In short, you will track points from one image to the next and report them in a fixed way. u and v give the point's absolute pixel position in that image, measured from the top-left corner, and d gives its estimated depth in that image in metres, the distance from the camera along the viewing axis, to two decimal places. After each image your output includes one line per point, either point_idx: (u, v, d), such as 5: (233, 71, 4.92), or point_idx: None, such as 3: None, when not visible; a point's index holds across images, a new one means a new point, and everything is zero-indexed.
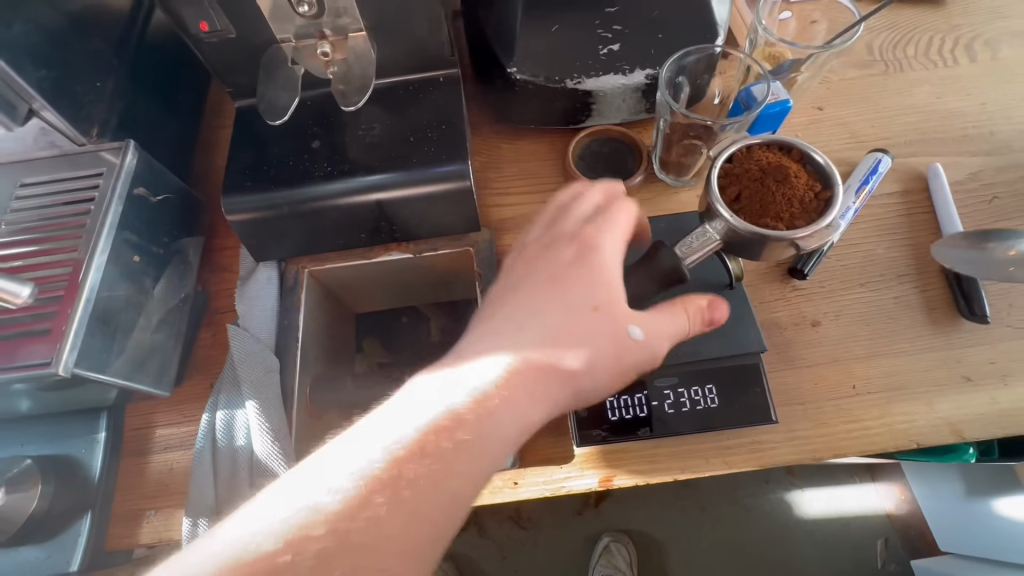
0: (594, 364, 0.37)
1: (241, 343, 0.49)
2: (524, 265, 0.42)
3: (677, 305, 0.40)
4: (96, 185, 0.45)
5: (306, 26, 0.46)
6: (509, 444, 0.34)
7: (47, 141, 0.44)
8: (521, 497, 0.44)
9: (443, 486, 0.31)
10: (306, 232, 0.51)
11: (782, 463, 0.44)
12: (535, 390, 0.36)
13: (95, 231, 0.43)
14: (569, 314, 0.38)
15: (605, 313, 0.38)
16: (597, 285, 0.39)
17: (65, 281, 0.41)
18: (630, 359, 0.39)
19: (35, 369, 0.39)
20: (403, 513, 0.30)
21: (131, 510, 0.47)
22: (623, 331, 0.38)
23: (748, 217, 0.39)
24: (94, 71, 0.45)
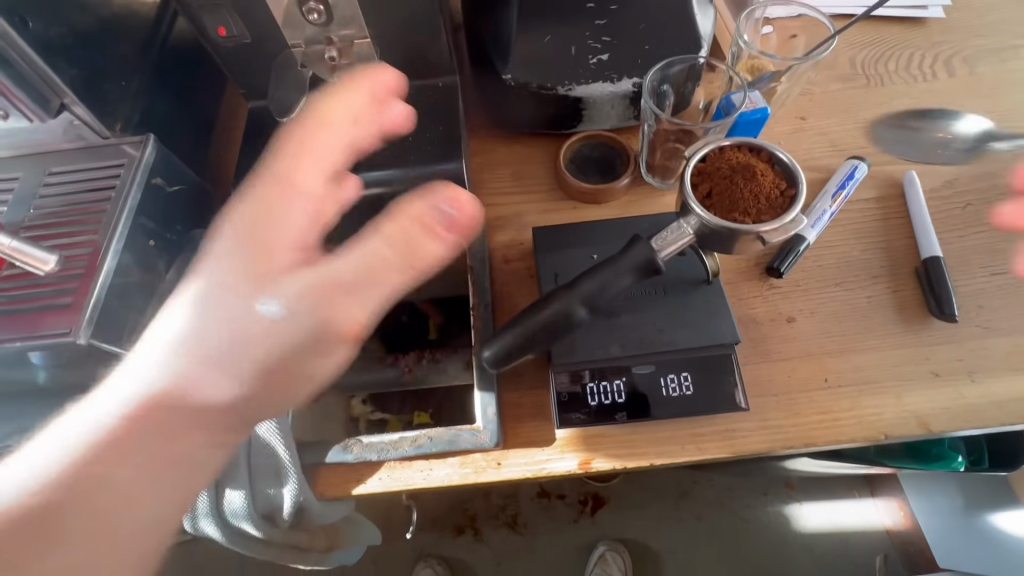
0: (233, 354, 0.39)
1: None
2: (242, 212, 0.43)
3: (415, 218, 0.40)
4: (117, 175, 0.48)
5: (315, 34, 0.51)
6: (201, 446, 0.38)
7: (74, 134, 0.48)
8: (503, 477, 0.46)
9: (147, 461, 0.36)
10: None
11: (755, 451, 0.46)
12: (182, 390, 0.38)
13: (114, 215, 0.47)
14: (223, 308, 0.40)
15: (244, 294, 0.39)
16: (267, 232, 0.41)
17: (86, 261, 0.45)
18: (272, 340, 0.40)
19: (56, 338, 0.42)
20: (81, 521, 0.33)
21: None
22: (242, 319, 0.39)
23: (718, 213, 0.42)
24: (120, 71, 0.49)
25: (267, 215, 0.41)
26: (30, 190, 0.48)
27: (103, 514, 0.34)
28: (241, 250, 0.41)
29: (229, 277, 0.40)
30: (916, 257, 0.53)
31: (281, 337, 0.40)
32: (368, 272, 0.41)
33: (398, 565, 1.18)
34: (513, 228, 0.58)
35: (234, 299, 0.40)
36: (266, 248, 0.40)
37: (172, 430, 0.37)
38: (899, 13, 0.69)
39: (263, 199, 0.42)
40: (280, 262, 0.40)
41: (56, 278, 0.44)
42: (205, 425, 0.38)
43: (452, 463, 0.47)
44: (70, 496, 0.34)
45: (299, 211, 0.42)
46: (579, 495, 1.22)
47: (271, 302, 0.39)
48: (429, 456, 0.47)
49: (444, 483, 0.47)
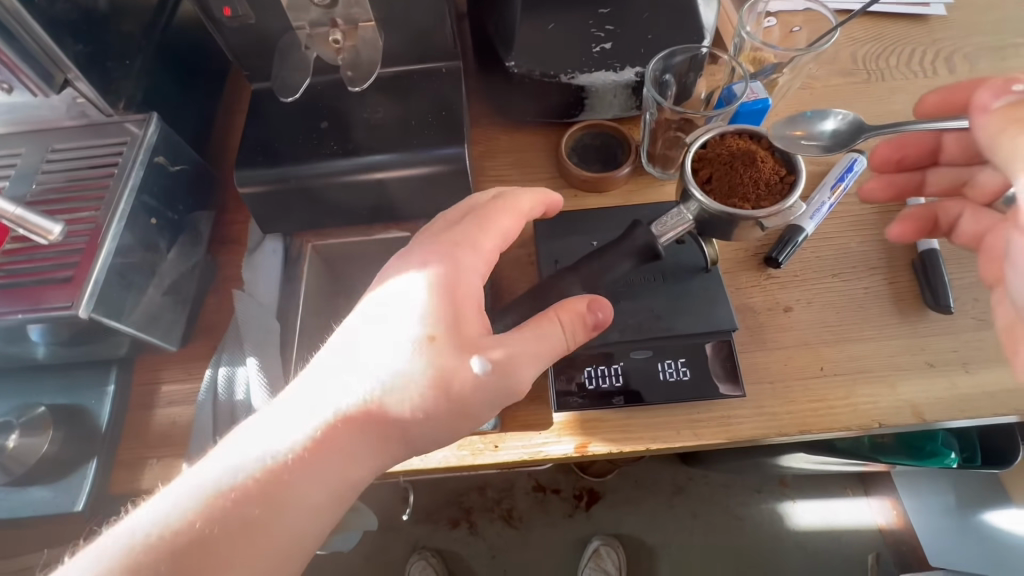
0: (418, 420, 0.38)
1: (245, 307, 0.52)
2: (450, 256, 0.41)
3: (560, 304, 0.41)
4: (120, 152, 0.48)
5: (320, 16, 0.50)
6: (336, 498, 0.36)
7: (78, 110, 0.49)
8: (500, 459, 0.47)
9: (230, 549, 0.33)
10: (309, 205, 0.54)
11: (750, 437, 0.46)
12: (358, 447, 0.37)
13: (116, 191, 0.47)
14: (401, 350, 0.38)
15: (453, 352, 0.38)
16: (454, 288, 0.39)
17: (87, 237, 0.45)
18: (472, 394, 0.38)
19: (57, 311, 0.42)
20: (229, 554, 0.33)
21: (135, 457, 0.50)
22: (445, 368, 0.37)
23: (717, 198, 0.43)
24: (124, 50, 0.49)
25: (448, 289, 0.39)
26: (33, 166, 0.49)
27: (274, 539, 0.34)
28: (443, 300, 0.39)
29: (428, 328, 0.38)
30: (913, 250, 0.54)
31: (481, 389, 0.38)
32: (536, 342, 0.39)
33: (392, 557, 1.18)
34: None
35: (436, 352, 0.38)
36: (456, 301, 0.39)
37: (320, 474, 0.35)
38: (900, 9, 0.69)
39: (441, 235, 0.42)
40: (470, 328, 0.39)
41: (58, 253, 0.44)
42: (314, 506, 0.35)
43: (449, 445, 0.47)
44: (233, 525, 0.33)
45: (474, 267, 0.41)
46: (574, 490, 1.22)
47: (481, 356, 0.38)
48: None
49: (442, 466, 0.47)
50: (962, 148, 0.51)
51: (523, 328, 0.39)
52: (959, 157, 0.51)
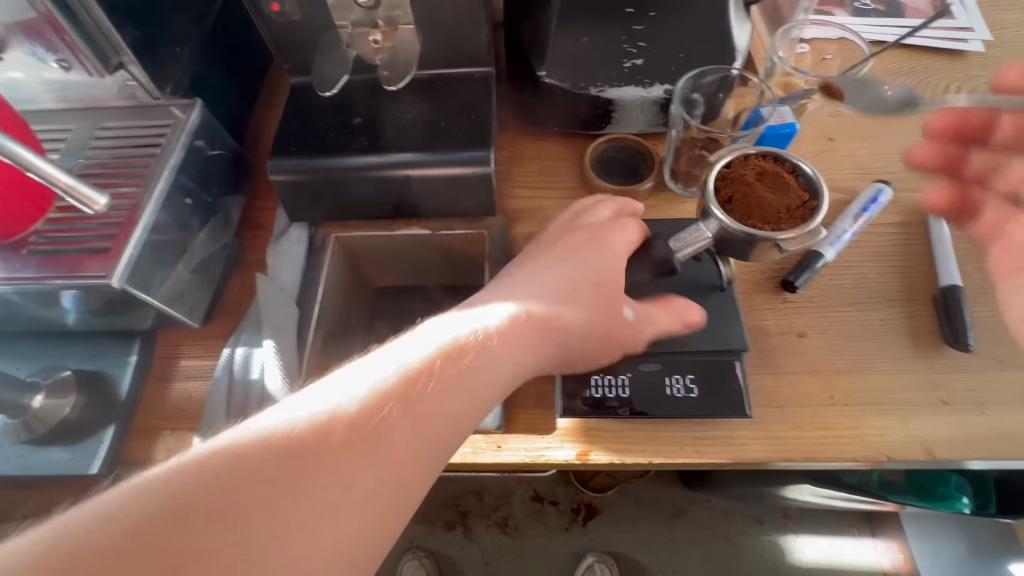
0: (579, 340, 0.42)
1: (267, 290, 0.54)
2: (595, 227, 0.45)
3: (668, 300, 0.46)
4: (163, 134, 0.51)
5: (362, 16, 0.53)
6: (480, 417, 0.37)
7: (128, 92, 0.51)
8: (501, 460, 0.47)
9: (411, 417, 0.33)
10: (336, 197, 0.56)
11: (754, 460, 0.46)
12: (523, 351, 0.39)
13: (157, 169, 0.49)
14: (562, 281, 0.42)
15: (606, 292, 0.42)
16: (603, 261, 0.43)
17: (125, 211, 0.47)
18: (617, 333, 0.43)
19: (93, 280, 0.44)
20: (408, 422, 0.33)
21: (150, 427, 0.51)
22: (599, 303, 0.42)
23: (737, 218, 0.44)
24: (175, 38, 0.52)
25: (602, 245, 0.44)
26: (80, 142, 0.51)
27: (446, 416, 0.34)
28: (599, 257, 0.43)
29: (595, 270, 0.43)
30: (935, 285, 0.53)
31: (621, 332, 0.43)
32: (661, 313, 0.45)
33: (386, 554, 1.18)
34: (533, 222, 0.60)
35: (590, 289, 0.42)
36: (608, 260, 0.43)
37: (479, 381, 0.37)
38: (936, 43, 0.69)
39: (580, 219, 0.47)
40: (617, 279, 0.44)
41: (98, 226, 0.47)
42: (483, 397, 0.37)
43: None
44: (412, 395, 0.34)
45: (625, 240, 0.44)
46: (573, 503, 1.21)
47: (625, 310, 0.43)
48: None
49: (444, 461, 0.48)
50: (1014, 131, 0.52)
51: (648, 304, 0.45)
52: (1007, 139, 0.52)
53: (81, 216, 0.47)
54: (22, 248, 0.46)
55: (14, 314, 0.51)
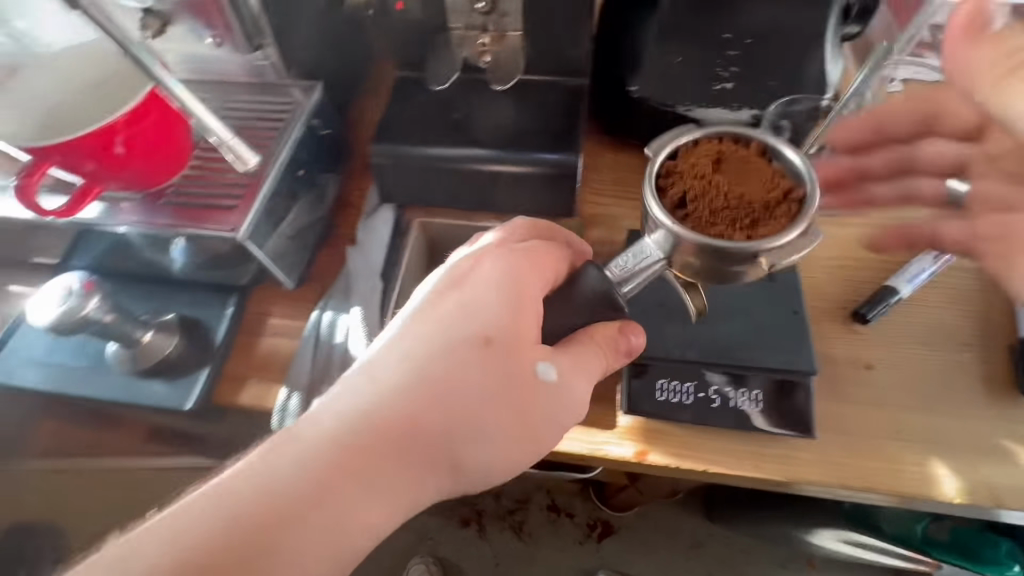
0: (475, 413, 0.39)
1: (358, 264, 0.59)
2: (494, 274, 0.42)
3: (586, 333, 0.44)
4: (287, 109, 0.56)
5: (475, 21, 0.55)
6: (428, 469, 0.39)
7: (259, 70, 0.57)
8: (561, 448, 0.49)
9: (301, 522, 0.36)
10: (427, 183, 0.60)
11: (812, 481, 0.47)
12: (415, 433, 0.38)
13: (280, 140, 0.54)
14: (455, 342, 0.40)
15: (502, 359, 0.40)
16: (496, 317, 0.40)
17: (250, 174, 0.52)
18: (533, 393, 0.41)
19: (221, 232, 0.50)
20: (299, 529, 0.36)
21: (239, 374, 0.56)
22: (500, 368, 0.40)
23: (696, 222, 0.42)
24: (305, 25, 0.57)
25: (509, 297, 0.41)
26: (213, 109, 0.57)
27: (339, 518, 0.36)
28: (498, 316, 0.41)
29: (486, 330, 0.40)
30: (1013, 334, 0.52)
31: (539, 390, 0.41)
32: (581, 361, 0.43)
33: (401, 540, 1.21)
34: (607, 229, 0.62)
35: (484, 352, 0.40)
36: (506, 318, 0.41)
37: (371, 474, 0.37)
38: None
39: (490, 253, 0.44)
40: (527, 334, 0.41)
41: (225, 185, 0.52)
42: (376, 487, 0.37)
43: None
44: (303, 499, 0.36)
45: (532, 291, 0.42)
46: (589, 518, 1.21)
47: (540, 365, 0.41)
48: None
49: None
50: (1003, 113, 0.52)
51: (567, 348, 0.43)
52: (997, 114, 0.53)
53: (211, 173, 0.52)
54: (160, 197, 0.51)
55: (141, 256, 0.57)
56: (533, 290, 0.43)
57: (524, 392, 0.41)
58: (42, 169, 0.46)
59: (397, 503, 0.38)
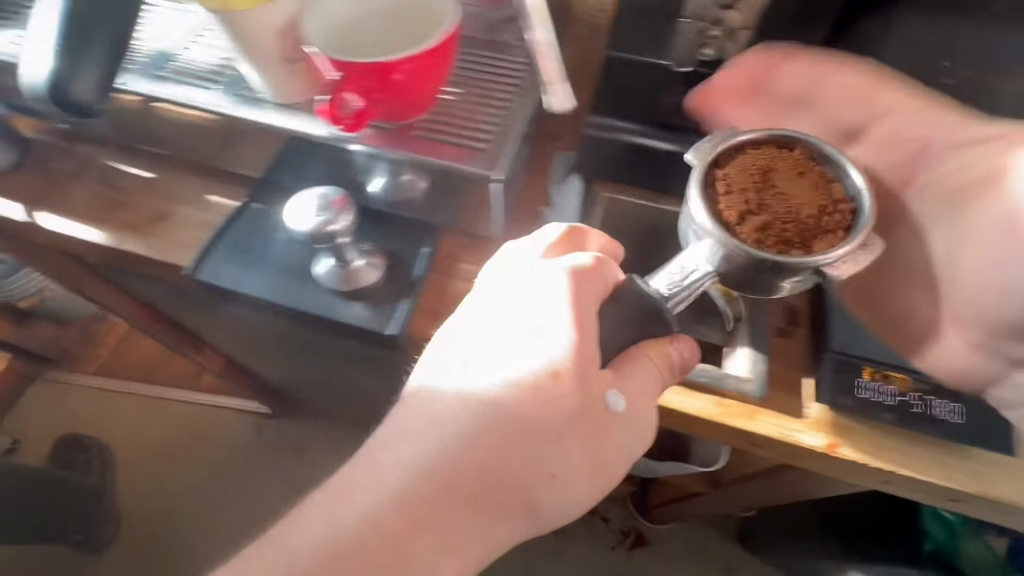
0: (550, 443, 0.43)
1: (561, 224, 0.63)
2: (548, 309, 0.45)
3: (638, 354, 0.47)
4: (524, 63, 0.57)
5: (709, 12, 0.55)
6: (506, 504, 0.44)
7: (499, 26, 0.59)
8: (754, 428, 0.52)
9: (402, 552, 0.42)
10: (628, 161, 0.63)
11: (1003, 498, 0.48)
12: (492, 466, 0.43)
13: (526, 93, 0.56)
14: (522, 370, 0.43)
15: (566, 389, 0.43)
16: (556, 352, 0.44)
17: (498, 126, 0.54)
18: (604, 419, 0.45)
19: (479, 172, 0.52)
20: (403, 556, 0.42)
21: (435, 311, 0.59)
22: (567, 393, 0.43)
23: (752, 230, 0.46)
24: None
25: (569, 328, 0.44)
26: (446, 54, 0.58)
27: (436, 545, 0.42)
28: (558, 348, 0.44)
29: (550, 361, 0.43)
30: None
31: (610, 418, 0.45)
32: (639, 388, 0.46)
33: None
34: None
35: (552, 383, 0.43)
36: (565, 351, 0.44)
37: (459, 504, 0.43)
38: None
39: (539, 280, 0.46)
40: (591, 360, 0.44)
41: (478, 127, 0.54)
42: (464, 514, 0.43)
43: (707, 399, 0.53)
44: (403, 531, 0.42)
45: (590, 323, 0.45)
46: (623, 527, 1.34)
47: (608, 394, 0.45)
48: (694, 383, 0.53)
49: (698, 415, 0.52)
50: None
51: (625, 377, 0.46)
52: None
53: (460, 118, 0.54)
54: (414, 133, 0.54)
55: (360, 184, 0.60)
56: (587, 323, 0.45)
57: (593, 422, 0.44)
58: (344, 88, 0.49)
59: (486, 529, 0.44)
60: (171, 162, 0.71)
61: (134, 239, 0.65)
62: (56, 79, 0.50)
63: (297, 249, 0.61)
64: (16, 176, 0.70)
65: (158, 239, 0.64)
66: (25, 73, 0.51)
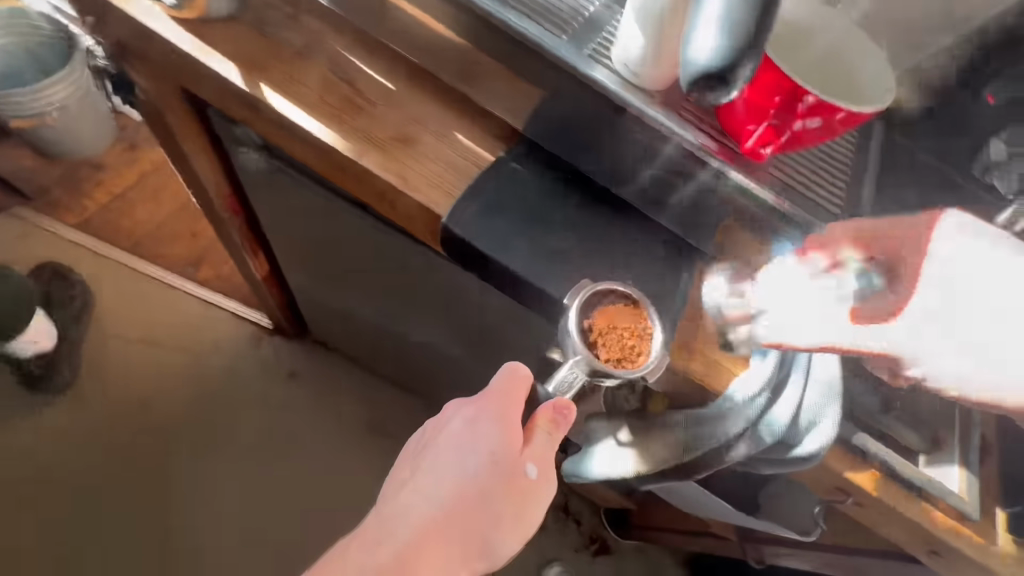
0: (492, 513, 0.48)
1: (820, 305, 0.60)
2: (489, 401, 0.51)
3: (541, 425, 0.51)
4: (868, 131, 0.59)
5: None
6: (466, 553, 0.49)
7: None
8: (956, 543, 0.56)
9: None
10: None
11: None
12: (456, 538, 0.48)
13: (868, 163, 0.57)
14: (474, 456, 0.49)
15: (503, 473, 0.49)
16: (489, 441, 0.49)
17: (845, 191, 0.55)
18: (529, 494, 0.50)
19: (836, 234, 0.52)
20: None
21: (685, 343, 0.57)
22: (511, 479, 0.49)
23: (607, 356, 0.53)
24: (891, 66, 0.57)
25: (496, 434, 0.50)
26: None
27: None
28: (491, 451, 0.49)
29: (495, 449, 0.49)
30: None
31: (531, 492, 0.50)
32: (549, 459, 0.51)
33: None
34: None
35: (490, 472, 0.49)
36: (502, 440, 0.50)
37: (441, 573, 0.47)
38: None
39: (487, 391, 0.52)
40: (515, 460, 0.50)
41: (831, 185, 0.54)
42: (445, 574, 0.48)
43: (919, 504, 0.57)
44: None
45: (516, 422, 0.51)
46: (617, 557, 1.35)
47: (525, 469, 0.50)
48: (916, 488, 0.57)
49: (910, 520, 0.57)
50: None
51: (535, 454, 0.51)
52: None
53: (814, 169, 0.54)
54: (775, 172, 0.53)
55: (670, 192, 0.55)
56: (504, 441, 0.50)
57: (516, 491, 0.49)
58: (768, 133, 0.48)
59: None
60: (417, 75, 0.61)
61: (375, 156, 0.57)
62: (728, 60, 0.35)
63: (570, 234, 0.57)
64: (233, 30, 0.61)
65: (404, 166, 0.57)
66: (704, 58, 0.36)
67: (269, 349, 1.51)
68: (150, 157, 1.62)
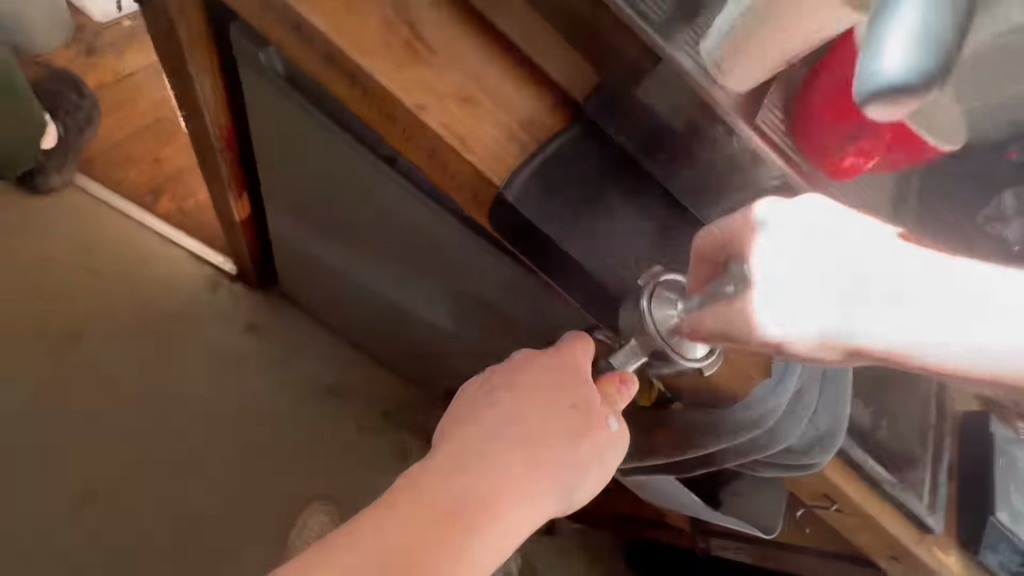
0: (574, 454, 0.50)
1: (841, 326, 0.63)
2: (569, 353, 0.54)
3: (613, 388, 0.54)
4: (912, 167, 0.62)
5: None
6: (551, 490, 0.49)
7: None
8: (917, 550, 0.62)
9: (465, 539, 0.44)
10: None
11: None
12: (541, 473, 0.48)
13: (912, 196, 0.61)
14: (557, 399, 0.52)
15: (586, 418, 0.51)
16: (571, 388, 0.52)
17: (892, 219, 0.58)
18: (607, 444, 0.52)
19: None
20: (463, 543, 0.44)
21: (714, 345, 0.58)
22: (593, 426, 0.52)
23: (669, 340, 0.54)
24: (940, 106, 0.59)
25: (576, 382, 0.53)
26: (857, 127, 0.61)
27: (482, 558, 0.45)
28: (575, 396, 0.52)
29: (576, 397, 0.52)
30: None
31: (609, 441, 0.52)
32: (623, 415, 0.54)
33: None
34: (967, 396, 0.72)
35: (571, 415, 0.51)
36: (582, 389, 0.52)
37: (524, 503, 0.47)
38: None
39: (567, 345, 0.55)
40: (596, 410, 0.52)
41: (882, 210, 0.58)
42: (528, 506, 0.48)
43: (891, 514, 0.63)
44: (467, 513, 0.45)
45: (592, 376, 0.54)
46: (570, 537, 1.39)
47: (606, 420, 0.52)
48: (893, 499, 0.63)
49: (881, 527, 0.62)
50: None
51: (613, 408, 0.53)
52: None
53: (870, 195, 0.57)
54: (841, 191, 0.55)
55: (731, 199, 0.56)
56: (585, 390, 0.52)
57: (595, 441, 0.51)
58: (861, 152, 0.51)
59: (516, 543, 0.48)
60: (478, 29, 0.57)
61: (433, 110, 0.54)
62: (916, 75, 0.34)
63: (622, 223, 0.56)
64: None
65: (462, 126, 0.54)
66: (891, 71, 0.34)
67: (233, 296, 1.41)
68: (111, 67, 1.44)
